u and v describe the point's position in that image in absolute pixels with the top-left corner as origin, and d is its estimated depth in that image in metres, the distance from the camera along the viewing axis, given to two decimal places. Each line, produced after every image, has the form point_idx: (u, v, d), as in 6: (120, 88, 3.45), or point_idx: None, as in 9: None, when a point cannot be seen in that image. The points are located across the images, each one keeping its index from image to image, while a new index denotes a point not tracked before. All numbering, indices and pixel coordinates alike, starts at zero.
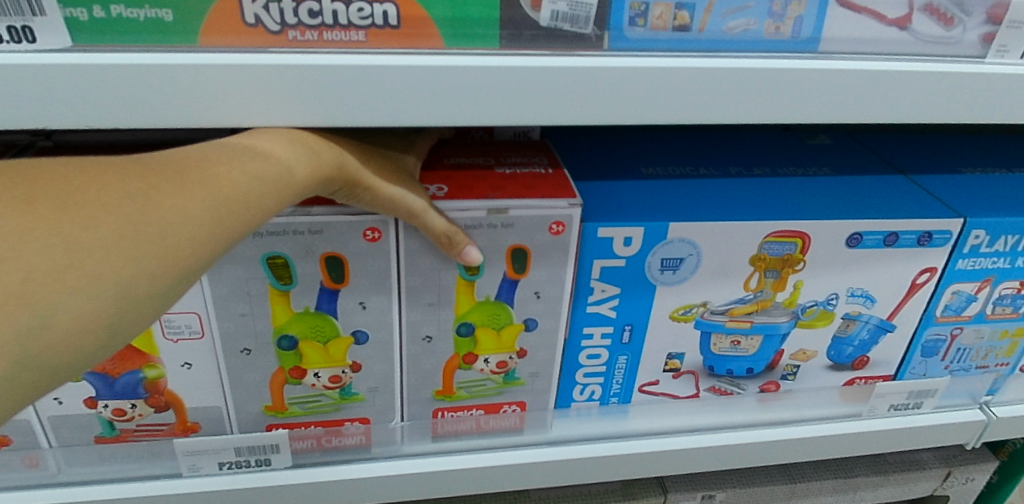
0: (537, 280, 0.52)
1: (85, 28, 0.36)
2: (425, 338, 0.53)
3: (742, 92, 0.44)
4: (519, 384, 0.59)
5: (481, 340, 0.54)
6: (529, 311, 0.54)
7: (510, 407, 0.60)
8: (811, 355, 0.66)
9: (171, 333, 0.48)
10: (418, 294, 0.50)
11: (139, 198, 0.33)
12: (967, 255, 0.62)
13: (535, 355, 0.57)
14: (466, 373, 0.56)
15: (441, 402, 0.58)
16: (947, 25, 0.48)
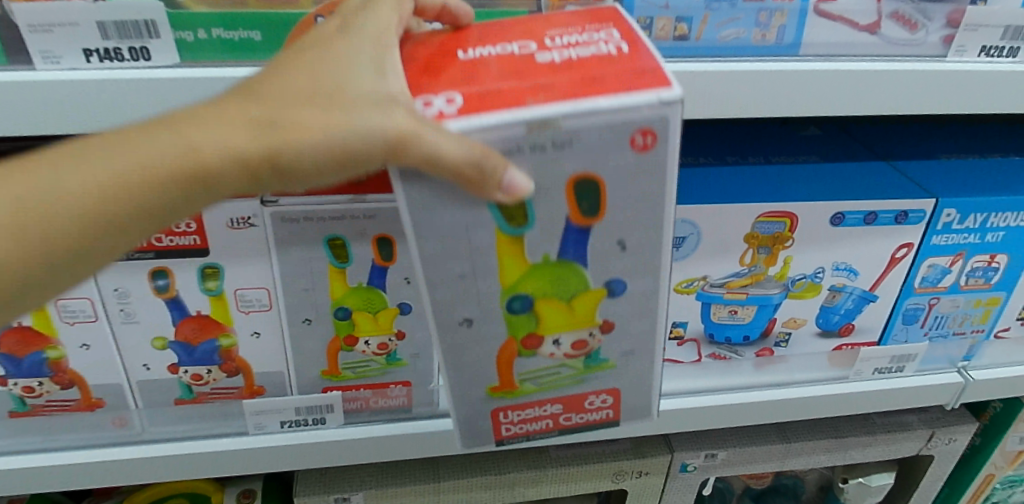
0: (617, 224, 0.39)
1: (190, 48, 0.44)
2: (462, 322, 0.43)
3: (731, 88, 0.53)
4: (606, 368, 0.48)
5: (547, 316, 0.43)
6: (612, 270, 0.42)
7: (597, 397, 0.49)
8: (801, 323, 0.73)
9: (243, 306, 0.55)
10: (443, 265, 0.39)
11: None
12: (941, 231, 0.69)
13: (624, 326, 0.46)
14: (528, 360, 0.46)
15: (499, 400, 0.48)
16: (912, 30, 0.58)
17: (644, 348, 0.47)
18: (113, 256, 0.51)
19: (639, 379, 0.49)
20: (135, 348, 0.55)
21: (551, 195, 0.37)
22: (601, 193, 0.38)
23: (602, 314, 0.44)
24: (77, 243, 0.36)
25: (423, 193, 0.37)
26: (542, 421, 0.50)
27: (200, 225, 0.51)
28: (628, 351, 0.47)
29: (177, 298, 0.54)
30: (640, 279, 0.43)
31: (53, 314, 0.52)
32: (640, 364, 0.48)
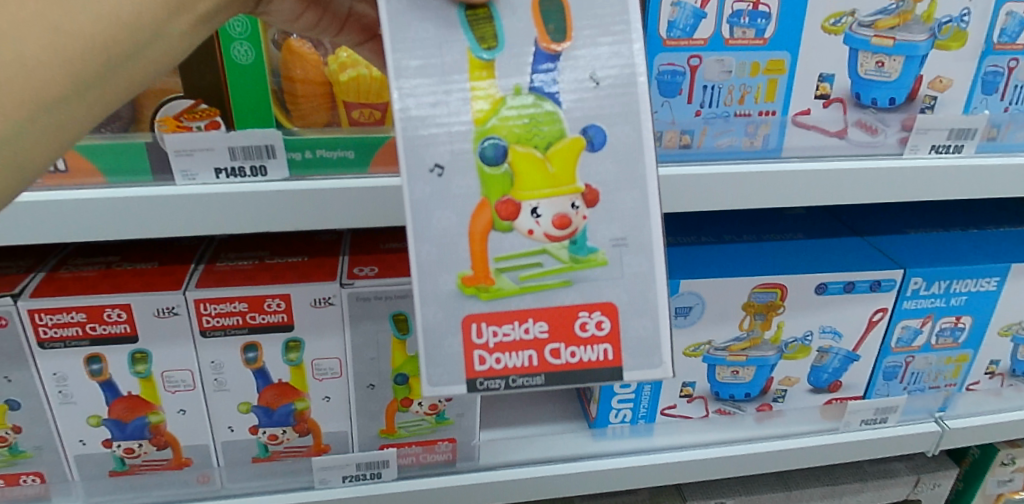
0: (586, 54, 0.39)
1: (298, 165, 0.56)
2: (434, 168, 0.39)
3: (720, 186, 0.66)
4: (598, 263, 0.41)
5: (525, 169, 0.39)
6: (588, 110, 0.39)
7: (587, 318, 0.42)
8: (795, 380, 0.83)
9: (318, 374, 0.64)
10: (413, 87, 0.38)
11: None
12: (910, 297, 0.79)
13: (610, 198, 0.40)
14: (506, 239, 0.40)
15: (474, 302, 0.41)
16: (873, 133, 0.71)
17: (639, 239, 0.41)
18: (214, 333, 0.60)
19: (638, 296, 0.42)
20: (223, 411, 0.65)
21: (518, 18, 0.39)
22: (565, 16, 0.39)
23: (585, 176, 0.40)
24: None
25: (411, 70, 0.38)
26: (525, 353, 0.42)
27: (288, 305, 0.60)
28: (621, 239, 0.41)
29: (263, 368, 0.63)
30: (621, 124, 0.40)
31: (158, 383, 0.62)
32: (638, 258, 0.41)
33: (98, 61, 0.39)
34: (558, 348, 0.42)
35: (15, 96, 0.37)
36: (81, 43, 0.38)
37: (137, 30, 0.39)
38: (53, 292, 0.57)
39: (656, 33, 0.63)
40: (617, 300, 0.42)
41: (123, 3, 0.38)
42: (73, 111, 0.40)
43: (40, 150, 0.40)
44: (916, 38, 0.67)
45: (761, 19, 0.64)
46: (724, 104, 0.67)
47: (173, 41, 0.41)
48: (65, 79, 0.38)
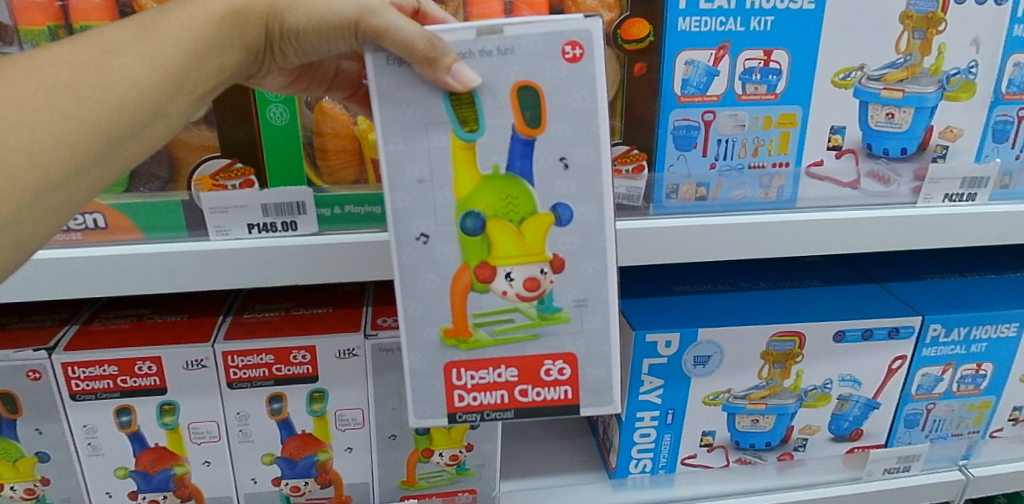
0: (559, 139, 0.44)
1: (326, 220, 0.58)
2: (420, 236, 0.46)
3: (736, 237, 0.67)
4: (561, 320, 0.49)
5: (499, 240, 0.46)
6: (558, 191, 0.45)
7: (553, 363, 0.51)
8: (816, 429, 0.82)
9: (341, 425, 0.65)
10: (402, 165, 0.45)
11: (81, 54, 0.39)
12: (930, 344, 0.79)
13: (575, 267, 0.48)
14: (483, 298, 0.48)
15: (454, 350, 0.50)
16: (886, 183, 0.72)
17: (598, 301, 0.49)
18: (241, 384, 0.61)
19: (594, 349, 0.50)
20: (247, 463, 0.65)
21: (498, 105, 0.43)
22: (541, 103, 0.44)
23: (553, 247, 0.47)
24: (183, 75, 0.42)
25: (399, 147, 0.44)
26: (498, 392, 0.51)
27: (314, 357, 0.61)
28: (581, 301, 0.49)
29: (287, 419, 0.64)
30: (587, 203, 0.46)
31: (185, 435, 0.63)
32: (596, 318, 0.49)
33: (107, 140, 0.40)
34: (525, 388, 0.51)
35: (24, 177, 0.37)
36: (113, 109, 0.39)
37: (144, 112, 0.41)
38: (85, 345, 0.59)
39: (670, 91, 0.65)
40: (576, 352, 0.50)
41: (130, 88, 0.40)
42: (73, 194, 0.40)
43: (41, 228, 0.40)
44: (925, 90, 0.68)
45: (773, 75, 0.66)
46: (738, 157, 0.68)
47: (174, 121, 0.43)
48: (71, 159, 0.38)
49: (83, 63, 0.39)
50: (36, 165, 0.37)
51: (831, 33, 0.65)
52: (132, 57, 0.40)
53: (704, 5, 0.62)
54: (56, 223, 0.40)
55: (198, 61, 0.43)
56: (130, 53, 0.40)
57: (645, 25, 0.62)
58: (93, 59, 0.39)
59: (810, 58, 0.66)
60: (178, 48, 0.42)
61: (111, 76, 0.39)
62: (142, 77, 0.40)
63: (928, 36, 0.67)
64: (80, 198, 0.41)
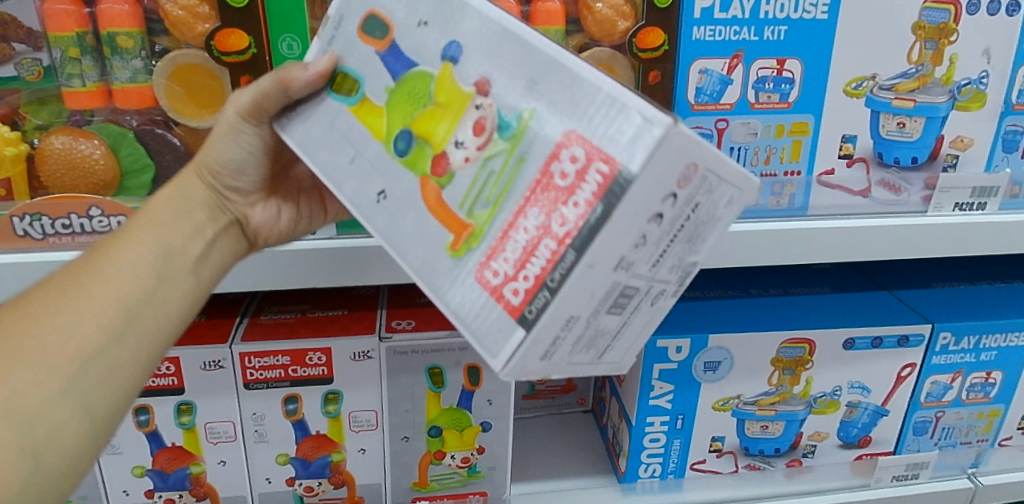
0: (405, 17, 0.42)
1: (345, 224, 0.61)
2: (377, 192, 0.40)
3: (747, 244, 0.68)
4: (531, 121, 0.35)
5: (422, 119, 0.39)
6: (449, 33, 0.39)
7: (565, 154, 0.33)
8: (825, 436, 0.83)
9: (355, 426, 0.66)
10: (333, 155, 0.43)
11: (74, 264, 0.43)
12: (939, 352, 0.80)
13: (496, 61, 0.37)
14: (454, 190, 0.37)
15: (472, 256, 0.36)
16: (896, 192, 0.73)
17: (546, 71, 0.35)
18: (257, 385, 0.62)
19: (586, 112, 0.33)
20: (262, 462, 0.66)
21: (355, 48, 0.44)
22: (383, 18, 0.43)
23: (468, 80, 0.38)
24: (168, 242, 0.46)
25: (325, 156, 0.44)
26: (540, 248, 0.33)
27: (329, 358, 0.62)
28: (528, 85, 0.35)
29: (302, 420, 0.64)
30: (467, 31, 0.39)
31: (201, 434, 0.63)
32: (556, 80, 0.35)
33: (127, 305, 0.42)
34: (554, 229, 0.32)
35: (58, 361, 0.38)
36: (117, 285, 0.42)
37: (149, 274, 0.44)
38: None
39: (684, 99, 0.65)
40: (574, 127, 0.33)
41: (123, 261, 0.43)
42: (119, 362, 0.41)
43: (98, 408, 0.40)
44: (936, 100, 0.69)
45: (785, 84, 0.66)
46: (750, 165, 0.69)
47: (181, 282, 0.46)
48: (100, 328, 0.41)
49: (81, 261, 0.43)
50: (71, 344, 0.39)
51: (844, 43, 0.66)
52: (119, 240, 0.45)
53: (719, 15, 0.63)
54: (116, 404, 0.42)
55: (172, 229, 0.47)
56: (114, 243, 0.45)
57: (660, 34, 0.63)
58: (87, 255, 0.43)
59: (822, 67, 0.66)
60: (152, 223, 0.46)
61: (108, 256, 0.43)
62: (132, 248, 0.44)
63: (941, 46, 0.67)
64: (128, 366, 0.42)
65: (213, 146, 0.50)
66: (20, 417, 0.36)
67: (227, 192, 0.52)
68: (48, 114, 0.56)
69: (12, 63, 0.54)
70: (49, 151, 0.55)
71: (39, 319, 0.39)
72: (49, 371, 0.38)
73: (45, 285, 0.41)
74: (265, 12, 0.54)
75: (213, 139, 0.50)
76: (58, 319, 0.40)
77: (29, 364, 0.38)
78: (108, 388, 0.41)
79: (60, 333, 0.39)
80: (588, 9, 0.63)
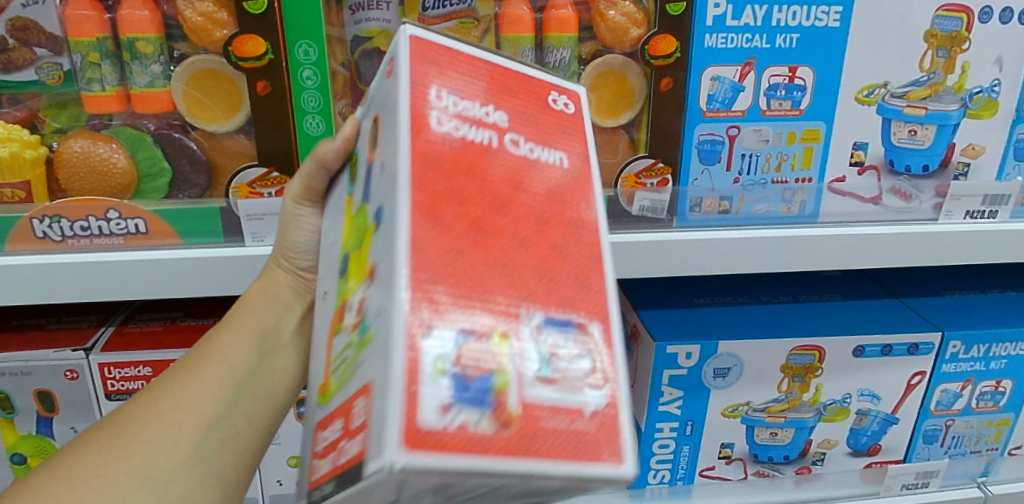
0: (381, 149, 0.37)
1: None
2: (325, 290, 0.41)
3: (757, 251, 0.68)
4: (368, 341, 0.28)
5: (351, 267, 0.35)
6: (382, 198, 0.34)
7: (359, 402, 0.27)
8: (834, 443, 0.82)
9: None
10: (330, 231, 0.45)
11: (189, 353, 0.52)
12: (949, 360, 0.79)
13: (381, 261, 0.30)
14: (337, 339, 0.34)
15: (320, 407, 0.33)
16: (907, 199, 0.72)
17: (388, 300, 0.27)
18: None
19: (381, 375, 0.25)
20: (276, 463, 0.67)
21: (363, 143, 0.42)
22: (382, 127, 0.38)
23: (371, 258, 0.32)
24: (266, 323, 0.53)
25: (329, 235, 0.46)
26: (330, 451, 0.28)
27: None
28: (381, 306, 0.28)
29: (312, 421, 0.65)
30: (391, 196, 0.31)
31: None
32: (382, 347, 0.26)
33: (235, 381, 0.50)
34: (343, 448, 0.28)
35: (184, 433, 0.47)
36: (225, 363, 0.50)
37: (251, 353, 0.51)
38: (121, 346, 0.65)
39: (696, 106, 0.66)
40: (375, 378, 0.26)
41: (224, 345, 0.51)
42: (238, 428, 0.49)
43: (225, 468, 0.48)
44: (948, 108, 0.69)
45: (797, 92, 0.67)
46: (761, 172, 0.69)
47: (283, 354, 0.52)
48: (214, 401, 0.48)
49: (195, 352, 0.52)
50: (188, 417, 0.48)
51: (855, 50, 0.66)
52: (221, 330, 0.52)
53: (731, 22, 0.63)
54: (242, 464, 0.49)
55: (264, 311, 0.54)
56: (221, 330, 0.53)
57: (672, 41, 0.63)
58: (199, 346, 0.52)
59: (834, 75, 0.66)
60: (250, 311, 0.54)
61: (213, 342, 0.51)
62: (235, 334, 0.52)
63: (953, 54, 0.67)
64: (244, 431, 0.49)
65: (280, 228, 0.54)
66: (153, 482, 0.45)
67: (307, 272, 0.54)
68: (67, 118, 0.57)
69: (33, 67, 0.55)
70: (68, 154, 0.56)
71: (164, 405, 0.48)
72: (179, 443, 0.46)
73: (167, 376, 0.51)
74: (283, 17, 0.54)
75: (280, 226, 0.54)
76: (181, 401, 0.48)
77: (163, 439, 0.46)
78: (230, 450, 0.48)
79: (180, 410, 0.48)
80: (600, 16, 0.63)
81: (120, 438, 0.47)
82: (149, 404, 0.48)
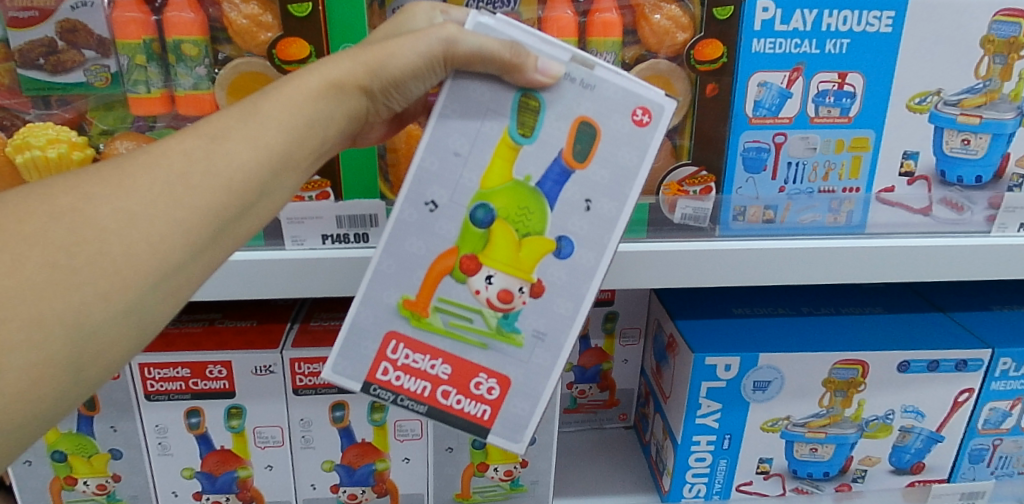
0: (592, 182, 0.47)
1: None
2: (429, 204, 0.48)
3: (801, 262, 0.66)
4: (512, 343, 0.50)
5: (496, 242, 0.48)
6: (569, 226, 0.48)
7: (485, 379, 0.51)
8: (876, 460, 0.80)
9: (400, 435, 0.70)
10: (448, 135, 0.47)
11: (191, 149, 0.38)
12: (999, 378, 0.76)
13: (549, 300, 0.49)
14: (455, 287, 0.49)
15: (404, 322, 0.50)
16: (959, 210, 0.70)
17: (555, 340, 0.50)
18: (305, 391, 0.67)
19: (529, 385, 0.51)
20: (308, 468, 0.71)
21: (561, 110, 0.46)
22: (594, 143, 0.47)
23: (539, 272, 0.49)
24: (287, 151, 0.42)
25: (432, 168, 0.47)
26: (424, 382, 0.51)
27: None
28: (540, 333, 0.50)
29: (347, 426, 0.69)
30: (589, 250, 0.48)
31: (250, 439, 0.69)
32: (541, 356, 0.50)
33: (221, 221, 0.39)
34: (449, 391, 0.51)
35: (141, 274, 0.35)
36: (225, 195, 0.39)
37: (258, 185, 0.41)
38: (162, 347, 0.66)
39: (742, 113, 0.64)
40: (512, 378, 0.51)
41: (238, 169, 0.40)
42: (188, 279, 0.38)
43: (152, 325, 0.37)
44: (1004, 116, 0.66)
45: (846, 98, 0.64)
46: (808, 181, 0.67)
47: (275, 199, 0.43)
48: (189, 245, 0.37)
49: (195, 150, 0.38)
50: (156, 258, 0.35)
51: (907, 57, 0.64)
52: (244, 141, 0.40)
53: (780, 27, 0.61)
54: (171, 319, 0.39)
55: (299, 135, 0.43)
56: (238, 137, 0.40)
57: (718, 46, 0.62)
58: (201, 144, 0.39)
59: (884, 83, 0.64)
60: (282, 122, 0.42)
61: (225, 157, 0.39)
62: (252, 155, 0.40)
63: (1010, 60, 0.64)
64: (195, 283, 0.39)
65: (399, 48, 0.45)
66: (79, 332, 0.33)
67: (384, 98, 0.48)
68: (113, 120, 0.57)
69: (81, 69, 0.55)
70: (113, 155, 0.56)
71: (135, 222, 0.35)
72: (128, 282, 0.34)
73: (163, 169, 0.37)
74: (326, 22, 0.54)
75: (406, 40, 0.45)
76: (160, 224, 0.36)
77: (114, 271, 0.34)
78: (168, 301, 0.37)
79: (150, 241, 0.35)
80: (645, 19, 0.62)
81: (67, 253, 0.32)
82: (120, 207, 0.35)
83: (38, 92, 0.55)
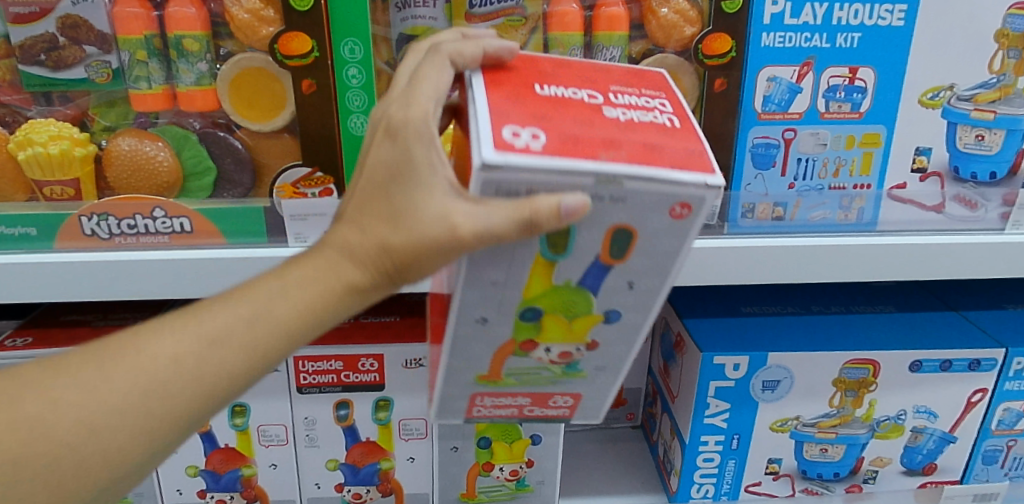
0: (636, 270, 0.41)
1: None
2: (478, 319, 0.43)
3: (810, 259, 0.65)
4: (578, 376, 0.49)
5: (550, 328, 0.44)
6: (615, 303, 0.43)
7: (562, 398, 0.51)
8: (887, 461, 0.79)
9: (404, 434, 0.70)
10: (480, 272, 0.40)
11: (185, 353, 0.39)
12: (1013, 378, 0.75)
13: (606, 349, 0.47)
14: (522, 359, 0.47)
15: (483, 385, 0.49)
16: (972, 207, 0.68)
17: (614, 366, 0.49)
18: (309, 389, 0.67)
19: (601, 389, 0.51)
20: (313, 467, 0.71)
21: (597, 226, 0.38)
22: (633, 240, 0.39)
23: (593, 335, 0.45)
24: (286, 348, 0.40)
25: (472, 296, 0.41)
26: (510, 408, 0.52)
27: (380, 364, 0.66)
28: (600, 367, 0.49)
29: (351, 425, 0.69)
30: (636, 312, 0.44)
31: (254, 438, 0.68)
32: (605, 379, 0.50)
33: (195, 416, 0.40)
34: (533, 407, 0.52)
35: (108, 468, 0.38)
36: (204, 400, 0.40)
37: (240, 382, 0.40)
38: None
39: (751, 108, 0.63)
40: (584, 394, 0.51)
41: (224, 375, 0.39)
42: (159, 450, 0.40)
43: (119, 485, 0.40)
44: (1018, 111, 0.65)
45: (858, 93, 0.63)
46: (818, 177, 0.66)
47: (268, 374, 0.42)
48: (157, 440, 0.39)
49: (185, 353, 0.39)
50: (128, 452, 0.38)
51: (920, 51, 0.63)
52: (234, 346, 0.39)
53: (790, 21, 0.61)
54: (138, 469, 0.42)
55: (303, 327, 0.40)
56: (235, 343, 0.39)
57: (727, 40, 0.61)
58: (193, 346, 0.39)
59: (896, 78, 0.63)
60: (283, 316, 0.39)
61: (211, 365, 0.39)
62: (236, 359, 0.39)
63: None
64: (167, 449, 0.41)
65: (414, 232, 0.36)
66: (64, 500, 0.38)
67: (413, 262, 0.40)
68: (115, 116, 0.57)
69: (82, 65, 0.54)
70: (115, 152, 0.56)
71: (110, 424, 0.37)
72: (95, 473, 0.38)
73: (149, 373, 0.38)
74: (328, 16, 0.54)
75: (419, 219, 0.36)
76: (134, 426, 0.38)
77: (86, 465, 0.37)
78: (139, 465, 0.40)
79: (118, 437, 0.38)
80: (652, 13, 0.61)
81: (62, 443, 0.36)
82: (106, 402, 0.37)
83: (41, 89, 0.55)
